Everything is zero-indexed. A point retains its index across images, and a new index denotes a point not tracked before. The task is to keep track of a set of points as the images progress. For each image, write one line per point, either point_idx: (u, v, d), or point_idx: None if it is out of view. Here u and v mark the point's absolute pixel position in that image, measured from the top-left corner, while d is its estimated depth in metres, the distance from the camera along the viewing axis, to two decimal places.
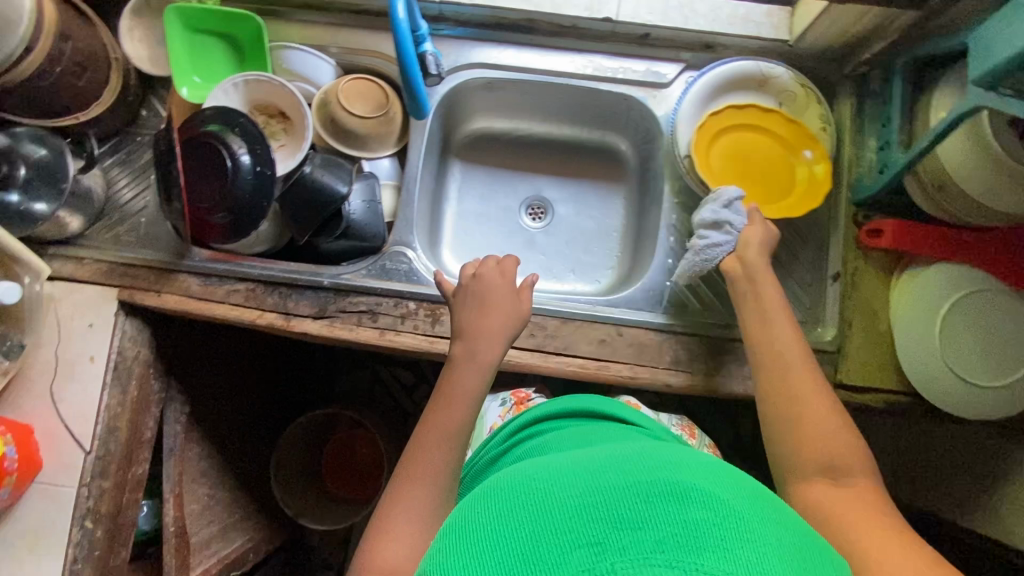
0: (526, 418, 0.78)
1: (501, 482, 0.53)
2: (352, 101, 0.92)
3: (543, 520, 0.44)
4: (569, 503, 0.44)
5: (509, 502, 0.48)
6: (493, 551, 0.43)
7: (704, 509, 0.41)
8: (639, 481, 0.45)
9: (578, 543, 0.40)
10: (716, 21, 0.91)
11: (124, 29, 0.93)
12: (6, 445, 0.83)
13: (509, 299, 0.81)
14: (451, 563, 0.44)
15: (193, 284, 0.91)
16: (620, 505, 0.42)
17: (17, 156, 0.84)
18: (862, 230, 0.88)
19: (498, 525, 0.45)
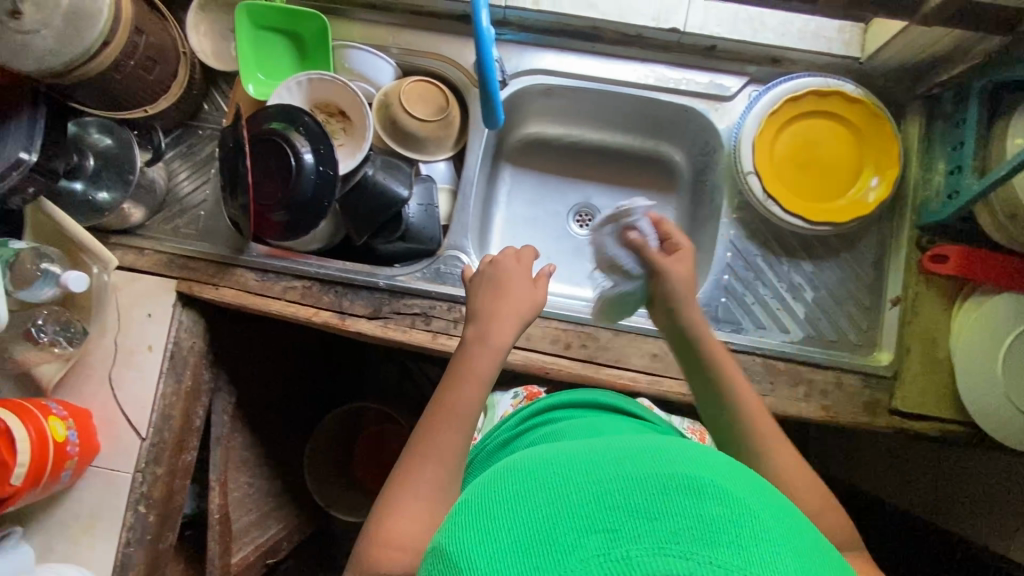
0: (539, 405, 0.78)
1: (515, 459, 0.52)
2: (412, 104, 0.92)
3: (557, 499, 0.42)
4: (584, 485, 0.43)
5: (521, 478, 0.47)
6: (504, 527, 0.42)
7: (723, 505, 0.40)
8: (658, 469, 0.43)
9: (593, 527, 0.39)
10: (786, 36, 0.89)
11: (190, 24, 0.94)
12: (68, 430, 0.85)
13: (520, 288, 0.75)
14: (459, 537, 0.43)
15: (251, 279, 0.92)
16: (636, 492, 0.41)
17: (86, 145, 0.88)
18: (926, 255, 0.86)
19: (510, 501, 0.44)
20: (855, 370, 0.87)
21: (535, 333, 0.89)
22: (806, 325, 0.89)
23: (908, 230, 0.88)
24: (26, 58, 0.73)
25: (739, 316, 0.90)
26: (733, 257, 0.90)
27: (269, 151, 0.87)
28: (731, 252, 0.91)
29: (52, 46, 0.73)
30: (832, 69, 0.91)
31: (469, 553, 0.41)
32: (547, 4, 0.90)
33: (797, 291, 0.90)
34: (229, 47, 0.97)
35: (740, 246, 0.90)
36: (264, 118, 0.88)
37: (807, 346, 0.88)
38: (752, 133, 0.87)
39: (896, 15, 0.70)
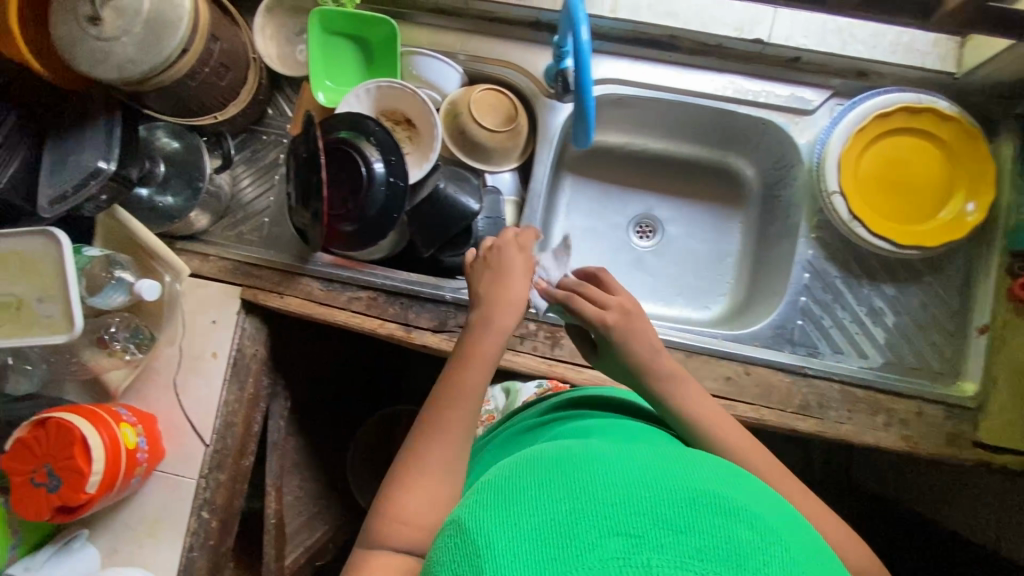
0: (567, 402, 0.76)
1: (541, 449, 0.49)
2: (482, 113, 0.89)
3: (583, 493, 0.40)
4: (613, 485, 0.40)
5: (546, 465, 0.44)
6: (527, 511, 0.40)
7: (753, 531, 0.38)
8: (689, 482, 0.41)
9: (617, 530, 0.37)
10: (876, 49, 0.85)
11: (257, 27, 0.92)
12: (137, 436, 0.85)
13: (522, 272, 0.69)
14: (478, 510, 0.41)
15: (315, 288, 0.92)
16: (666, 502, 0.39)
17: (156, 151, 0.87)
18: (1016, 281, 0.80)
19: (535, 486, 0.42)
20: (938, 400, 0.83)
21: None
22: (886, 351, 0.86)
23: (999, 256, 0.84)
24: (106, 66, 0.72)
25: (815, 340, 0.87)
26: (811, 278, 0.88)
27: (341, 160, 0.86)
28: (808, 272, 0.88)
29: (132, 53, 0.72)
30: (922, 84, 0.87)
31: (486, 531, 0.39)
32: (626, 12, 0.87)
33: (877, 314, 0.87)
34: (295, 52, 0.95)
35: (819, 267, 0.88)
36: (334, 126, 0.87)
37: (886, 373, 0.85)
38: (838, 150, 0.84)
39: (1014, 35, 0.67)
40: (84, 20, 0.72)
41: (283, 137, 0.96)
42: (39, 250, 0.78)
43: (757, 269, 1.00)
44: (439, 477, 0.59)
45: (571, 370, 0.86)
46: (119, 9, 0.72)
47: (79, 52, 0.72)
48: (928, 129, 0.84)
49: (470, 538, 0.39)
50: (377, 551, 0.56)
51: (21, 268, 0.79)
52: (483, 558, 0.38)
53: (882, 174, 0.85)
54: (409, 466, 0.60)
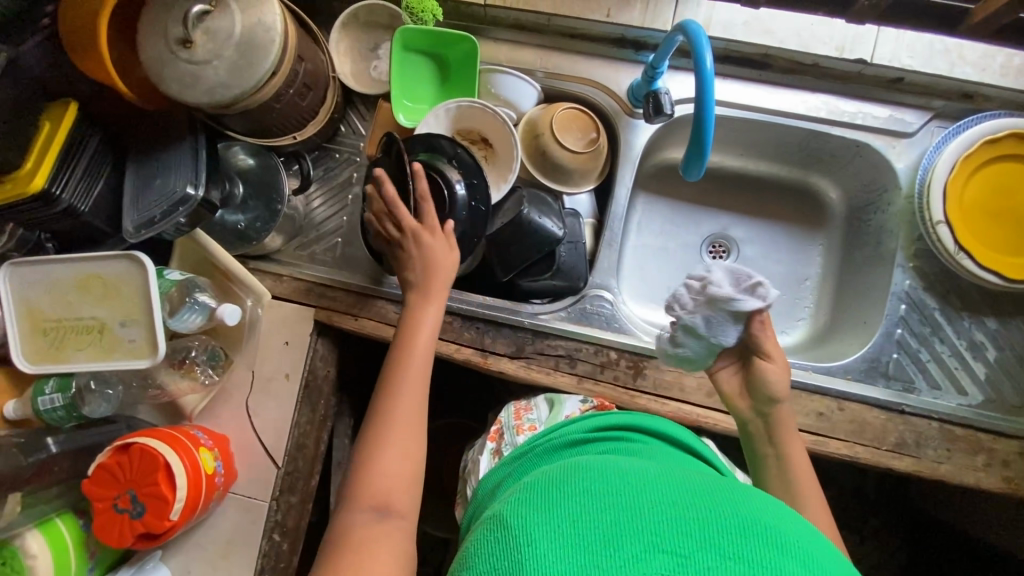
0: (597, 420, 0.71)
1: (591, 462, 0.52)
2: (565, 133, 0.87)
3: (630, 509, 0.43)
4: (659, 507, 0.43)
5: (594, 480, 0.47)
6: (574, 520, 0.43)
7: (801, 567, 0.39)
8: (737, 513, 0.43)
9: (662, 547, 0.40)
10: (986, 71, 0.81)
11: (333, 43, 0.90)
12: (215, 461, 0.84)
13: (442, 249, 0.76)
14: (528, 514, 0.45)
15: (390, 311, 0.90)
16: (715, 530, 0.41)
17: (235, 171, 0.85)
18: None
19: (584, 497, 0.45)
20: None
21: (688, 384, 0.84)
22: (986, 387, 0.82)
23: None
24: (196, 90, 0.71)
25: (912, 374, 0.83)
26: (907, 310, 0.84)
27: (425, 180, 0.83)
28: (904, 304, 0.85)
29: (224, 78, 0.71)
30: None
31: (534, 535, 0.42)
32: (719, 29, 0.84)
33: (977, 348, 0.83)
34: (370, 68, 0.93)
35: (916, 298, 0.84)
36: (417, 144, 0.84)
37: (986, 411, 0.82)
38: (944, 178, 0.80)
39: None
40: (174, 42, 0.70)
41: (356, 155, 0.95)
42: (122, 273, 0.78)
43: (842, 296, 0.95)
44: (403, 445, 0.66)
45: (654, 402, 0.84)
46: (211, 31, 0.71)
47: (168, 75, 0.71)
48: None
49: (517, 532, 0.43)
50: (357, 518, 0.61)
51: (103, 292, 0.78)
52: (527, 551, 0.41)
53: (988, 201, 0.81)
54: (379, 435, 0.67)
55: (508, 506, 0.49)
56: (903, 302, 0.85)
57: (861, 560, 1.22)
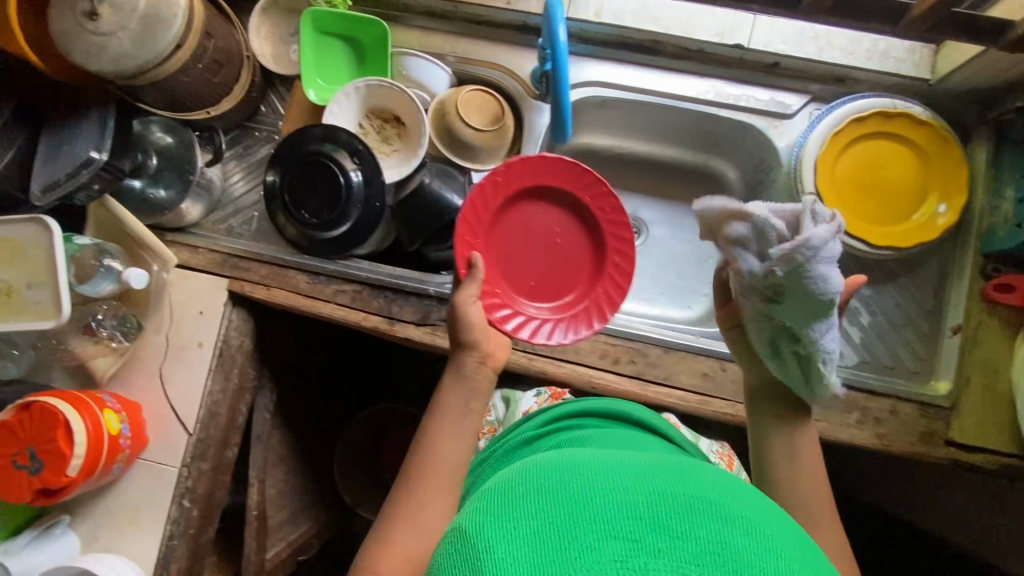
0: (552, 412, 0.76)
1: (541, 459, 0.51)
2: (469, 113, 0.92)
3: (583, 501, 0.42)
4: (611, 493, 0.42)
5: (548, 475, 0.46)
6: (529, 519, 0.41)
7: (745, 536, 0.40)
8: (686, 490, 0.43)
9: (616, 533, 0.39)
10: (853, 55, 0.87)
11: (252, 27, 0.95)
12: (120, 423, 0.86)
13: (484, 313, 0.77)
14: (486, 520, 0.43)
15: (301, 281, 0.93)
16: (663, 510, 0.41)
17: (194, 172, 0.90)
18: (989, 283, 0.83)
19: (536, 496, 0.43)
20: (911, 398, 0.85)
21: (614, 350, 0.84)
22: (861, 350, 0.87)
23: (972, 257, 0.85)
24: (101, 60, 0.75)
25: None
26: None
27: (533, 230, 0.85)
28: None
29: (127, 48, 0.75)
30: (899, 90, 0.89)
31: (489, 540, 0.41)
32: (610, 17, 0.90)
33: (852, 314, 0.88)
34: (289, 51, 0.98)
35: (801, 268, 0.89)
36: (561, 191, 0.85)
37: (861, 371, 0.87)
38: (814, 155, 0.86)
39: (981, 40, 0.68)
40: (81, 15, 0.74)
41: (275, 133, 0.99)
42: (29, 236, 0.80)
43: None
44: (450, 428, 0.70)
45: (550, 365, 0.88)
46: (117, 4, 0.75)
47: (75, 45, 0.75)
48: (905, 133, 0.86)
49: (477, 544, 0.41)
50: None
51: (10, 255, 0.81)
52: (488, 559, 0.39)
53: (861, 177, 0.87)
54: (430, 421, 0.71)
55: (462, 517, 0.47)
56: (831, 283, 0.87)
57: None
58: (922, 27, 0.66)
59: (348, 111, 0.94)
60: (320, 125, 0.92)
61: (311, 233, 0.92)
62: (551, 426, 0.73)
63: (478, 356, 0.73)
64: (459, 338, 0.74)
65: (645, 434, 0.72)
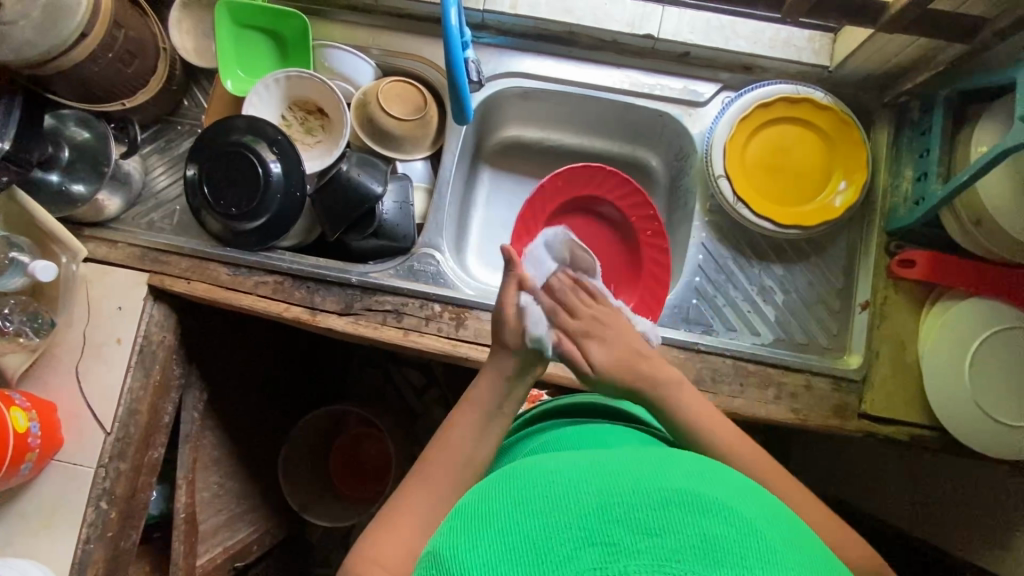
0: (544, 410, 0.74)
1: (516, 469, 0.49)
2: (390, 102, 0.92)
3: (558, 510, 0.40)
4: (585, 495, 0.40)
5: (524, 484, 0.44)
6: (503, 535, 0.39)
7: (726, 524, 0.38)
8: (662, 484, 0.41)
9: (592, 538, 0.37)
10: (757, 44, 0.91)
11: (173, 21, 0.95)
12: (29, 421, 0.83)
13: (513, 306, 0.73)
14: (457, 539, 0.41)
15: (223, 273, 0.93)
16: (639, 507, 0.39)
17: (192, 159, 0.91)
18: (893, 259, 0.87)
19: (507, 510, 0.41)
20: (825, 373, 0.87)
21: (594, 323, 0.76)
22: (776, 328, 0.90)
23: (878, 234, 0.89)
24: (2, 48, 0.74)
25: (710, 318, 0.90)
26: (704, 259, 0.91)
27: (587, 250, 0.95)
28: (702, 254, 0.92)
29: (30, 37, 0.74)
30: (802, 77, 0.93)
31: (461, 556, 0.39)
32: (525, 9, 0.92)
33: (767, 292, 0.91)
34: (211, 45, 0.98)
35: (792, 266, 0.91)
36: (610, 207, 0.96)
37: (778, 348, 0.89)
38: (724, 138, 0.89)
39: (859, 21, 0.71)
40: None
41: (197, 127, 0.98)
42: None
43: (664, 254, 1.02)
44: (470, 424, 0.66)
45: (475, 350, 0.88)
46: None
47: None
48: (809, 116, 0.89)
49: (451, 563, 0.39)
50: None
51: None
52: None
53: (771, 158, 0.90)
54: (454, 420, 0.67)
55: (437, 536, 0.44)
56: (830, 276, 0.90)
57: None
58: (802, 7, 0.70)
59: (269, 103, 0.94)
60: (241, 116, 0.92)
61: (232, 224, 0.91)
62: (537, 424, 0.71)
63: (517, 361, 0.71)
64: (499, 339, 0.72)
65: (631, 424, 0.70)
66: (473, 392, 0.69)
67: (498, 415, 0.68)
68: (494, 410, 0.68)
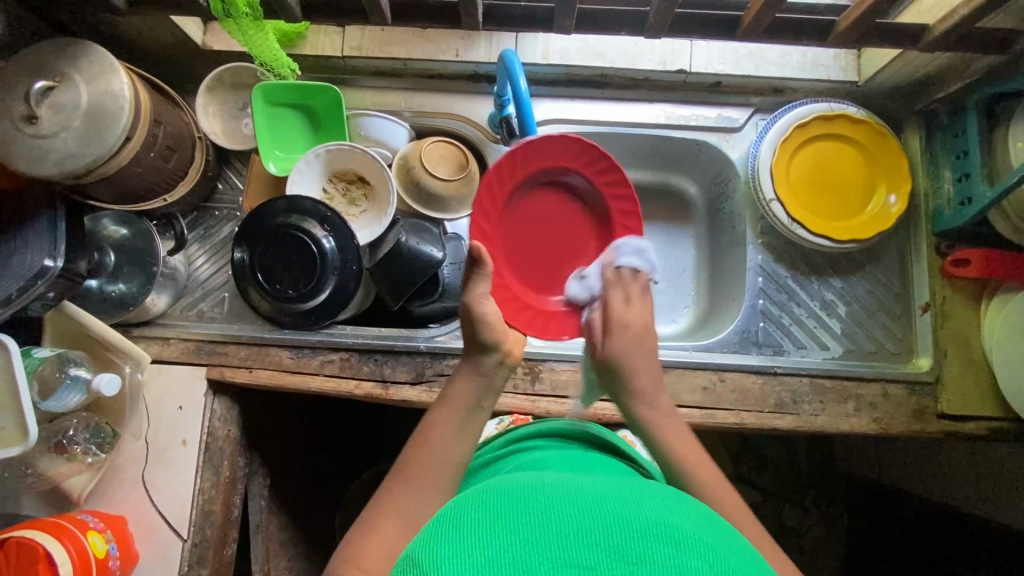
0: (526, 431, 0.72)
1: (501, 483, 0.48)
2: (434, 164, 0.92)
3: (537, 529, 0.39)
4: (567, 520, 0.40)
5: (506, 501, 0.43)
6: (484, 546, 0.38)
7: (704, 562, 0.37)
8: (646, 513, 0.40)
9: (571, 560, 0.37)
10: (786, 67, 0.93)
11: (199, 106, 0.92)
12: (107, 543, 0.79)
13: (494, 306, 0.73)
14: (440, 544, 0.40)
15: (285, 357, 0.90)
16: (621, 535, 0.38)
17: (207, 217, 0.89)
18: (947, 259, 0.89)
19: (489, 523, 0.40)
20: (900, 379, 0.88)
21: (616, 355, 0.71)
22: (844, 340, 0.91)
23: (927, 236, 0.91)
24: (46, 163, 0.71)
25: (779, 339, 0.91)
26: (765, 281, 0.93)
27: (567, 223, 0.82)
28: (761, 276, 0.93)
29: (74, 148, 0.72)
30: (831, 94, 0.95)
31: (439, 563, 0.38)
32: (557, 58, 0.93)
33: (830, 307, 0.92)
34: (241, 125, 0.96)
35: (810, 266, 0.93)
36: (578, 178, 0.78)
37: (847, 360, 0.90)
38: (769, 161, 0.90)
39: (903, 43, 0.74)
40: (19, 120, 0.71)
41: (236, 210, 0.96)
42: None
43: (715, 275, 1.03)
44: (453, 416, 0.66)
45: (554, 404, 0.87)
46: (57, 106, 0.72)
47: (16, 152, 0.71)
48: (844, 132, 0.92)
49: (426, 566, 0.38)
50: None
51: None
52: None
53: (811, 176, 0.92)
54: (433, 413, 0.66)
55: (418, 539, 0.43)
56: (836, 269, 0.93)
57: (806, 533, 1.29)
58: (849, 37, 0.73)
59: (310, 177, 0.93)
60: (283, 196, 0.90)
61: (287, 305, 0.89)
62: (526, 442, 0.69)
63: (500, 356, 0.70)
64: (477, 337, 0.70)
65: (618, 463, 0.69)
66: (451, 392, 0.68)
67: (479, 413, 0.67)
68: (475, 405, 0.67)
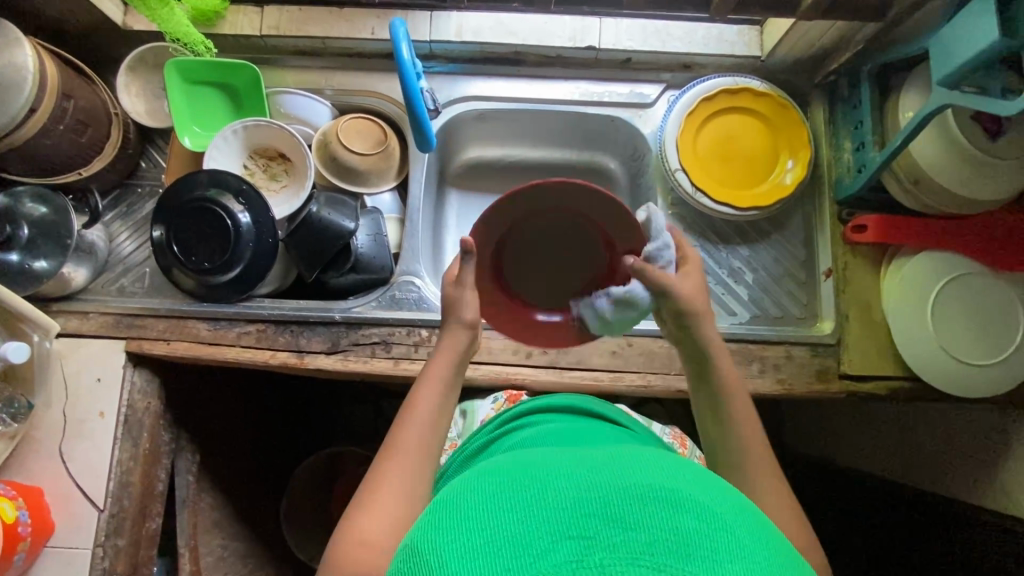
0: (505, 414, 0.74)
1: (494, 468, 0.46)
2: (351, 140, 0.94)
3: (535, 509, 0.37)
4: (565, 491, 0.38)
5: (503, 482, 0.41)
6: (476, 537, 0.36)
7: (700, 521, 0.36)
8: (638, 479, 0.39)
9: (569, 532, 0.35)
10: (692, 43, 0.96)
11: (121, 85, 0.94)
12: (17, 509, 0.80)
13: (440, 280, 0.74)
14: (432, 535, 0.38)
15: (202, 330, 0.92)
16: (613, 502, 0.37)
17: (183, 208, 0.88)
18: (847, 226, 0.91)
19: (485, 512, 0.38)
20: (803, 342, 0.91)
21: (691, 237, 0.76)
22: (751, 306, 0.94)
23: (829, 203, 0.94)
24: None
25: None
26: None
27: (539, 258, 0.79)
28: None
29: None
30: (738, 69, 0.99)
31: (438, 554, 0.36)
32: (470, 35, 0.96)
33: (737, 274, 0.95)
34: (164, 104, 0.97)
35: (720, 234, 0.96)
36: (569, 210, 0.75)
37: (754, 324, 0.93)
38: (675, 134, 0.93)
39: (781, 12, 0.77)
40: None
41: (158, 186, 0.98)
42: None
43: None
44: (425, 398, 0.65)
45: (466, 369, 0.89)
46: None
47: None
48: (749, 104, 0.95)
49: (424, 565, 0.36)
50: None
51: None
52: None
53: (719, 149, 0.95)
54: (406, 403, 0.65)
55: (414, 531, 0.42)
56: (739, 237, 0.97)
57: None
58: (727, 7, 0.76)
59: (230, 154, 0.95)
60: (203, 171, 0.91)
61: (206, 278, 0.90)
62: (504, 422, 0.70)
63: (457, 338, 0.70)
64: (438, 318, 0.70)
65: (586, 421, 0.69)
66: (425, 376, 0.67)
67: (452, 393, 0.67)
68: (447, 385, 0.67)
